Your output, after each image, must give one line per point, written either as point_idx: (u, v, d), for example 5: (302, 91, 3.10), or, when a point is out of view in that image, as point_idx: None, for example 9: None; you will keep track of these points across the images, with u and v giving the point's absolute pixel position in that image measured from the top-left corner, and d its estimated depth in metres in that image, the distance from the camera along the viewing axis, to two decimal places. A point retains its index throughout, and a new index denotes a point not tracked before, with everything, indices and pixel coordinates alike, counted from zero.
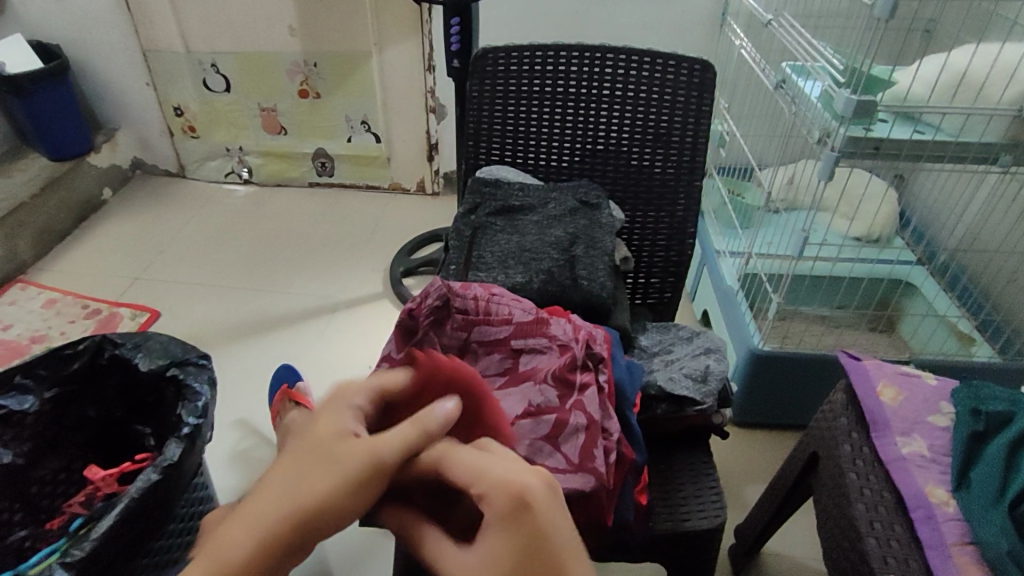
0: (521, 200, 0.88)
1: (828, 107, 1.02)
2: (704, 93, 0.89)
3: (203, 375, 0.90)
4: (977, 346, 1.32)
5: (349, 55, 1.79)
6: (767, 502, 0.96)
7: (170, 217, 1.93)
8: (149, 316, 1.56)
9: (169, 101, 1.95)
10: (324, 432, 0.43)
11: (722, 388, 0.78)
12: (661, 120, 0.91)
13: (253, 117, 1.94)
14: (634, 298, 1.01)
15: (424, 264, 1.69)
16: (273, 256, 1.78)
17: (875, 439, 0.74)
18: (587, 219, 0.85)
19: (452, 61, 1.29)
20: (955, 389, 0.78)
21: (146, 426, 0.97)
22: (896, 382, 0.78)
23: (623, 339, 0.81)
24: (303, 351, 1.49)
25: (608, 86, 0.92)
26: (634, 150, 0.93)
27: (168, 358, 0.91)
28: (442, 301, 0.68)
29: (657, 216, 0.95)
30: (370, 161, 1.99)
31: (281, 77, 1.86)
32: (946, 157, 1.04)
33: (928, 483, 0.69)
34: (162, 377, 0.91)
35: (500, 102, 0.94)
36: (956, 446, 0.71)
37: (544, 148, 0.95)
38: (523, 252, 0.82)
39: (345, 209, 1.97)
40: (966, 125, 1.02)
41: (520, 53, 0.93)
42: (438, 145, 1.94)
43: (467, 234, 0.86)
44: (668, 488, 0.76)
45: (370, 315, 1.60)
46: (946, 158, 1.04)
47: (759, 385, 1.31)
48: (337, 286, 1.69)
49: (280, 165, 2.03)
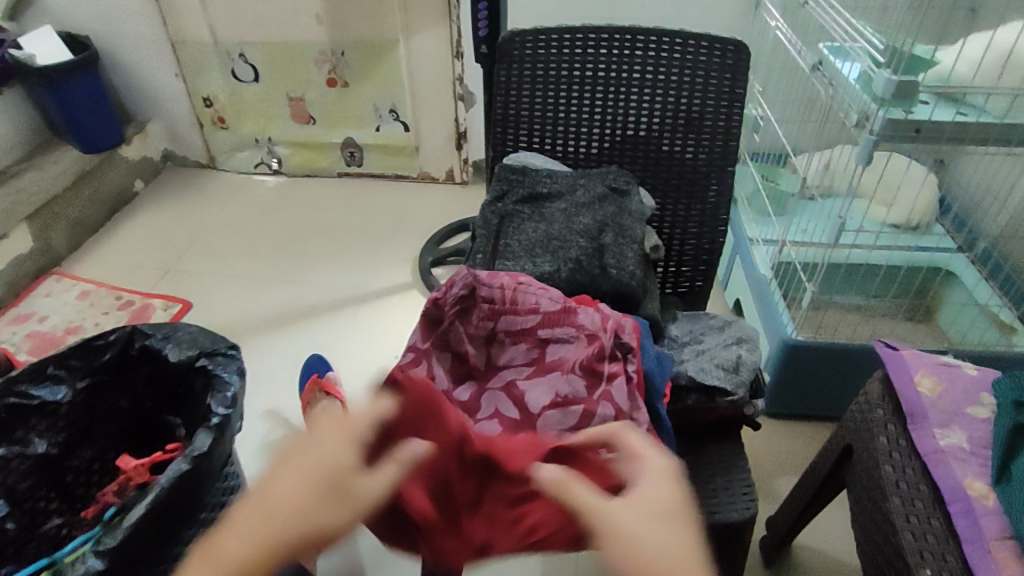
0: (549, 187, 0.87)
1: (867, 88, 1.00)
2: (738, 76, 0.87)
3: (231, 367, 0.91)
4: (1020, 336, 1.28)
5: (376, 44, 1.79)
6: (797, 496, 0.95)
7: (201, 208, 1.96)
8: (181, 307, 1.59)
9: (198, 93, 1.98)
10: (309, 461, 0.46)
11: (754, 379, 0.76)
12: (693, 104, 0.89)
13: (282, 107, 1.96)
14: (665, 288, 1.00)
15: (452, 254, 1.69)
16: (303, 246, 1.80)
17: (912, 431, 0.72)
18: (616, 206, 0.84)
19: (480, 46, 1.28)
20: (997, 379, 0.75)
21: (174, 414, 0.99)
22: (934, 372, 0.76)
23: (652, 329, 0.80)
24: (334, 340, 1.51)
25: (638, 69, 0.90)
26: (665, 136, 0.91)
27: (197, 349, 0.93)
28: (468, 290, 0.68)
29: (688, 203, 0.94)
30: (397, 151, 2.00)
31: (309, 67, 1.87)
32: (991, 141, 0.98)
33: (967, 475, 0.67)
34: (190, 368, 0.92)
35: (528, 86, 0.93)
36: (997, 439, 0.68)
37: (572, 133, 0.94)
38: (550, 240, 0.80)
39: (374, 199, 1.98)
40: (1012, 107, 0.97)
41: (548, 36, 0.91)
42: (466, 134, 1.93)
43: (494, 223, 0.85)
44: (698, 479, 0.75)
45: (398, 305, 1.61)
46: (991, 143, 0.99)
47: (790, 376, 1.29)
48: (365, 276, 1.70)
49: (308, 155, 2.04)
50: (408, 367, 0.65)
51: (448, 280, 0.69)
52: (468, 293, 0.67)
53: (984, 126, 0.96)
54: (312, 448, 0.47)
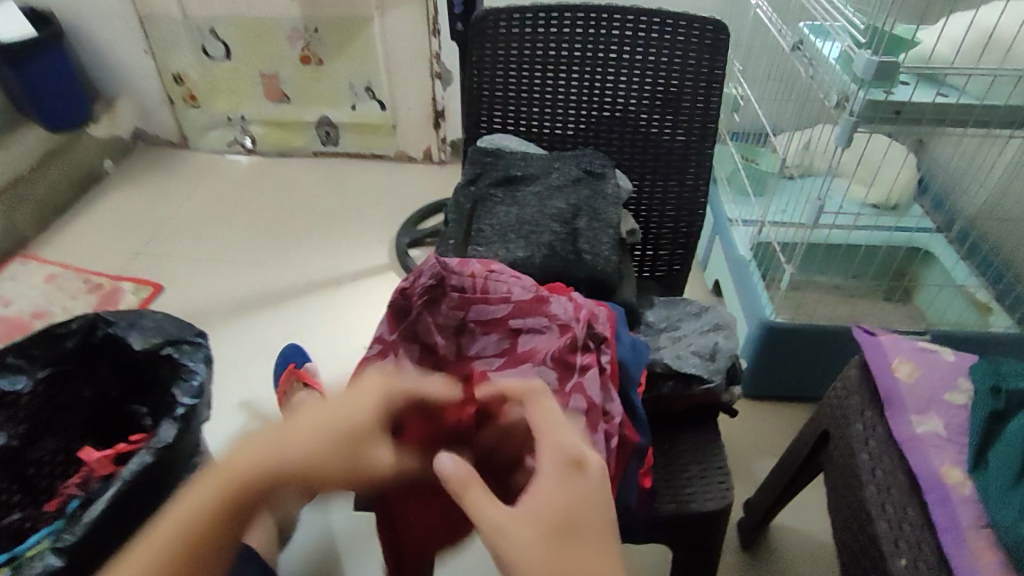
0: (523, 170, 0.85)
1: (847, 69, 0.99)
2: (717, 55, 0.85)
3: (198, 355, 0.89)
4: (995, 316, 1.29)
5: (351, 20, 1.74)
6: (772, 479, 0.95)
7: (173, 188, 1.91)
8: (152, 291, 1.55)
9: (168, 69, 1.91)
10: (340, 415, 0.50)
11: (731, 366, 0.75)
12: (671, 85, 0.87)
13: (255, 85, 1.90)
14: (642, 271, 0.98)
15: (430, 236, 1.66)
16: (278, 228, 1.76)
17: (889, 418, 0.71)
18: (591, 189, 0.81)
19: (455, 23, 1.24)
20: (973, 365, 0.74)
21: (141, 404, 0.97)
22: (913, 357, 0.75)
23: (628, 316, 0.78)
24: (310, 325, 1.48)
25: (615, 48, 0.87)
26: (643, 117, 0.89)
27: (163, 337, 0.90)
28: (436, 280, 0.65)
29: (666, 186, 0.92)
30: (374, 130, 1.96)
31: (281, 44, 1.81)
32: (970, 124, 0.98)
33: (944, 463, 0.66)
34: (156, 356, 0.90)
35: (502, 66, 0.90)
36: (975, 426, 0.68)
37: (547, 115, 0.92)
38: (523, 226, 0.78)
39: (351, 179, 1.94)
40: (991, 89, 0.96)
41: (523, 13, 0.88)
42: (444, 112, 1.90)
43: (466, 207, 0.82)
44: (673, 467, 0.74)
45: (375, 287, 1.58)
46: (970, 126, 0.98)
47: (769, 359, 1.29)
48: (341, 258, 1.67)
49: (282, 134, 1.99)
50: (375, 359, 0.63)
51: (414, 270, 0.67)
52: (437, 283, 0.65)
53: (963, 107, 0.95)
54: (347, 400, 0.51)
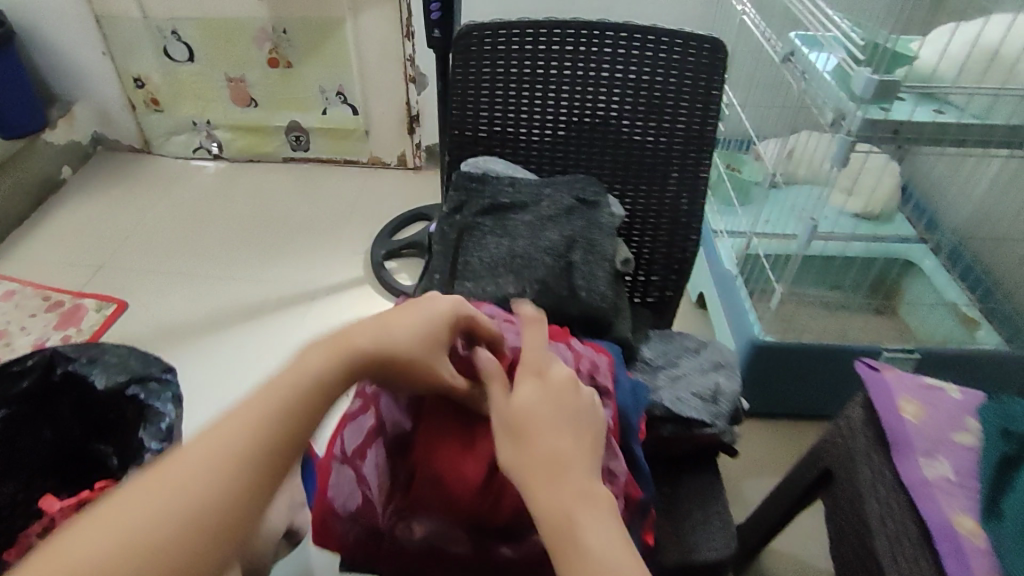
0: (511, 197, 0.80)
1: (844, 84, 0.95)
2: (712, 77, 0.81)
3: (165, 394, 0.82)
4: (982, 332, 1.28)
5: (321, 22, 1.67)
6: (769, 511, 0.92)
7: (136, 197, 1.82)
8: (115, 308, 1.47)
9: (128, 72, 1.82)
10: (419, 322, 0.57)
11: (733, 409, 0.72)
12: (664, 107, 0.83)
13: (221, 89, 1.82)
14: (633, 296, 0.95)
15: (406, 246, 1.60)
16: (247, 239, 1.69)
17: (897, 461, 0.69)
18: (584, 219, 0.77)
19: (434, 30, 1.19)
20: (980, 405, 0.72)
21: (104, 445, 0.90)
22: (918, 397, 0.73)
23: (624, 353, 0.74)
24: (282, 344, 1.41)
25: (606, 67, 0.83)
26: (635, 139, 0.85)
27: (128, 374, 0.83)
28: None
29: (658, 211, 0.88)
30: (346, 135, 1.89)
31: (248, 46, 1.73)
32: (968, 143, 0.95)
33: (955, 511, 0.63)
34: (121, 396, 0.83)
35: (487, 85, 0.85)
36: (985, 470, 0.65)
37: (537, 136, 0.87)
38: (513, 259, 0.74)
39: (323, 186, 1.87)
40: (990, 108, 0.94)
41: (509, 30, 0.83)
42: (419, 117, 1.84)
43: (452, 237, 0.77)
44: (676, 514, 0.70)
45: (350, 302, 1.52)
46: (968, 144, 0.95)
47: (758, 376, 1.26)
48: (314, 271, 1.60)
49: (251, 139, 1.91)
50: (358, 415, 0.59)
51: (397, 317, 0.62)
52: None
53: (960, 126, 0.93)
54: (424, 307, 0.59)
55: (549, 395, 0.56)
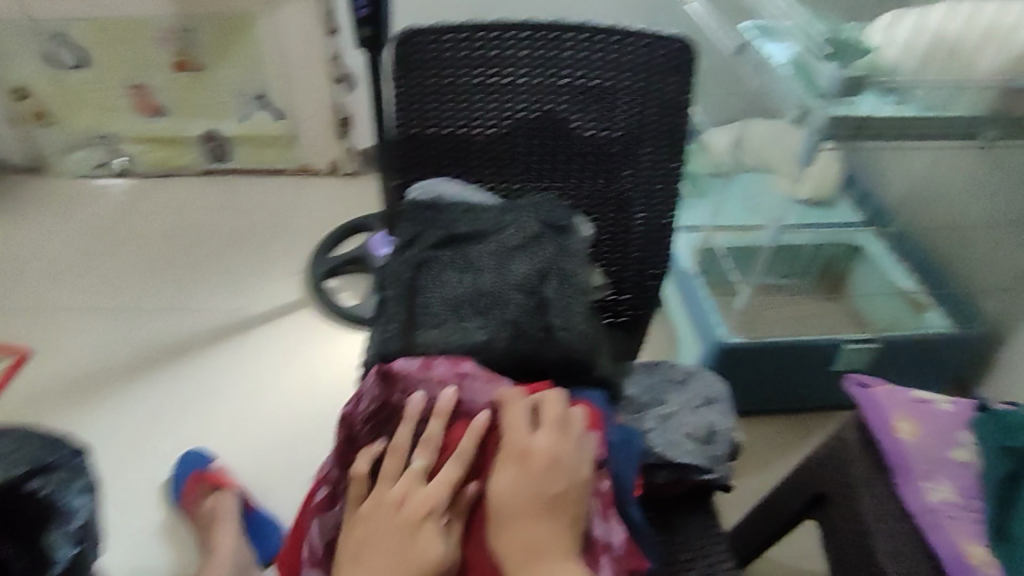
0: (470, 225, 0.71)
1: (802, 75, 0.91)
2: (681, 80, 0.75)
3: (77, 484, 0.69)
4: (930, 314, 1.26)
5: (232, 19, 1.52)
6: (759, 531, 0.88)
7: (32, 224, 1.62)
8: (16, 357, 1.30)
9: (10, 82, 1.61)
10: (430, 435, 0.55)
11: (731, 448, 0.66)
12: (632, 115, 0.76)
13: (122, 97, 1.64)
14: (604, 317, 0.88)
15: (348, 263, 1.48)
16: (165, 263, 1.53)
17: (899, 487, 0.67)
18: (554, 244, 0.69)
19: (362, 29, 1.08)
20: (973, 414, 0.71)
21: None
22: (912, 413, 0.70)
23: (608, 394, 0.67)
24: (219, 382, 1.29)
25: (567, 72, 0.75)
26: (601, 150, 0.78)
27: (25, 466, 0.66)
28: (378, 404, 0.57)
29: (628, 225, 0.81)
30: (270, 142, 1.74)
31: (151, 49, 1.56)
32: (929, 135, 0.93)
33: (964, 540, 0.62)
34: (13, 494, 0.65)
35: (435, 96, 0.76)
36: (987, 490, 0.65)
37: (492, 152, 0.78)
38: (479, 297, 0.65)
39: (249, 199, 1.72)
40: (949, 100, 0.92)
41: (456, 33, 0.74)
42: (350, 119, 1.71)
43: (407, 275, 0.67)
44: (677, 570, 0.64)
45: (291, 329, 1.39)
46: (928, 136, 0.94)
47: (727, 378, 1.22)
48: (248, 296, 1.47)
49: (162, 151, 1.73)
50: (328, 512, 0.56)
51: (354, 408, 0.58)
52: (381, 404, 0.57)
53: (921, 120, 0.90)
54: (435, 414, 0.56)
55: (534, 476, 0.51)
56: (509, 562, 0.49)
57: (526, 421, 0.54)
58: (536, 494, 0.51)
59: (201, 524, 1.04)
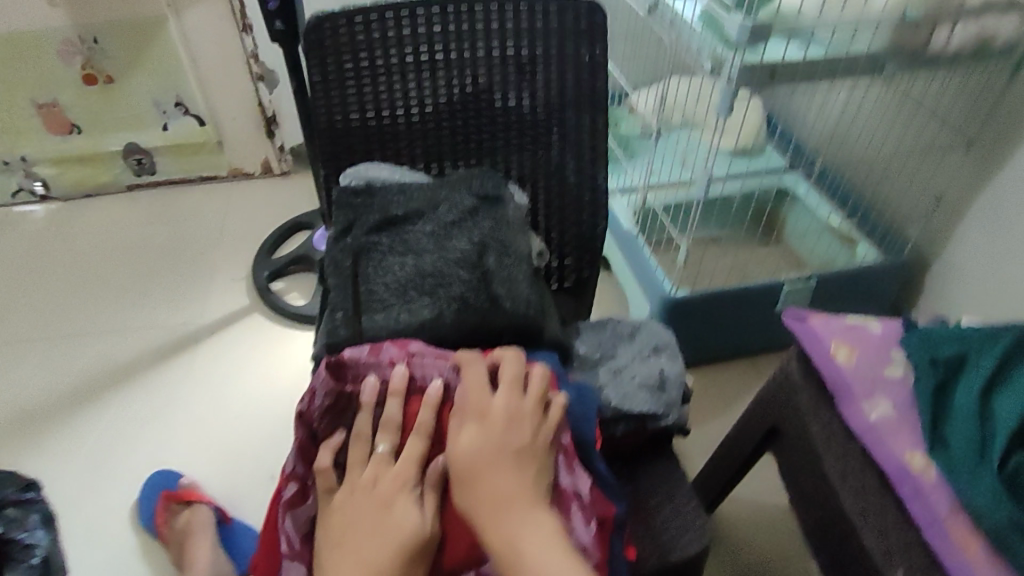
0: (404, 207, 0.71)
1: (712, 28, 0.94)
2: (595, 41, 0.75)
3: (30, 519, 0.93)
4: (861, 249, 1.34)
5: (139, 25, 1.46)
6: (721, 471, 0.92)
7: None
8: None
9: None
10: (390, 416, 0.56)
11: (682, 393, 0.69)
12: (550, 80, 0.77)
13: (30, 118, 1.56)
14: (551, 284, 0.90)
15: (292, 263, 1.46)
16: (99, 286, 1.47)
17: (842, 409, 0.70)
18: (490, 218, 0.70)
19: (275, 22, 1.05)
20: (903, 334, 0.75)
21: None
22: (847, 338, 0.74)
23: (560, 356, 0.69)
24: (173, 401, 1.26)
25: (482, 45, 0.75)
26: (526, 118, 0.79)
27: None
28: (333, 396, 0.56)
29: (561, 190, 0.83)
30: (196, 150, 1.68)
31: (55, 64, 1.49)
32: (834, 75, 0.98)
33: (906, 450, 0.65)
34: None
35: (353, 82, 0.75)
36: (922, 401, 0.68)
37: (419, 132, 0.79)
38: (423, 277, 0.66)
39: (181, 210, 1.67)
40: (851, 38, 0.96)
41: (366, 16, 0.73)
42: (275, 118, 1.67)
43: (348, 264, 0.67)
44: (645, 517, 0.67)
45: (241, 337, 1.37)
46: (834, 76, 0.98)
47: (679, 332, 1.26)
48: (192, 309, 1.43)
49: (81, 171, 1.66)
50: (296, 505, 0.55)
51: (305, 407, 0.56)
52: (335, 396, 0.56)
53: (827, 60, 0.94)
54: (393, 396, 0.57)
55: (494, 432, 0.53)
56: (477, 516, 0.50)
57: (483, 382, 0.56)
58: (497, 449, 0.52)
59: (174, 542, 1.03)
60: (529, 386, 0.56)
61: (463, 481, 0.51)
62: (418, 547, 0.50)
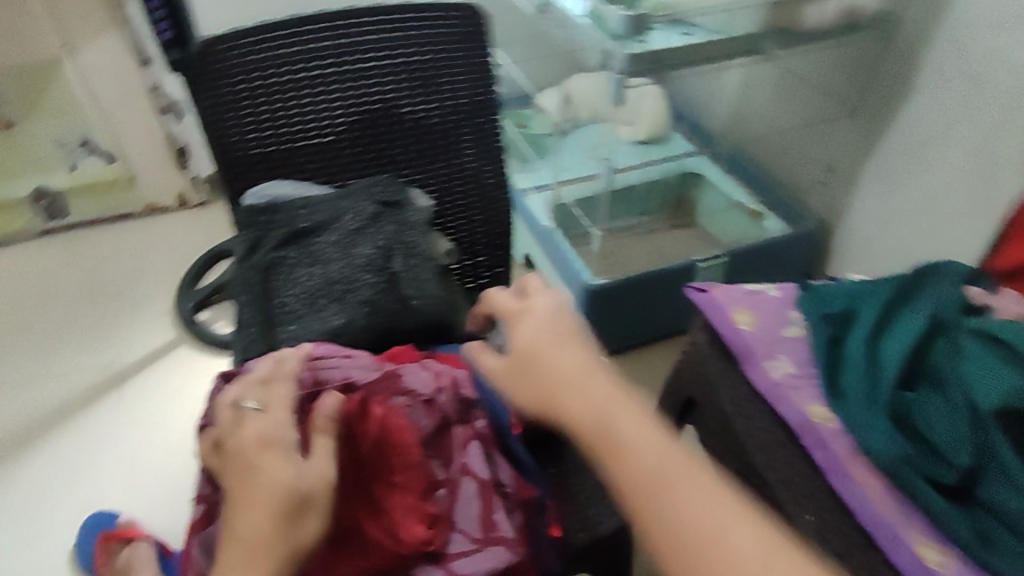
0: (308, 220, 0.73)
1: (599, 26, 0.97)
2: (477, 43, 0.81)
3: None
4: (767, 220, 1.40)
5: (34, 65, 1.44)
6: None
7: None
8: None
9: None
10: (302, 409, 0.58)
11: None
12: (442, 85, 0.81)
13: None
14: (466, 283, 0.92)
15: (217, 291, 1.44)
16: (15, 337, 1.42)
17: (748, 372, 0.74)
18: (395, 223, 0.73)
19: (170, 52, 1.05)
20: (797, 295, 0.80)
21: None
22: (748, 305, 0.79)
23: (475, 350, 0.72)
24: (105, 444, 1.22)
25: (374, 56, 0.78)
26: (424, 124, 0.82)
27: None
28: (234, 405, 0.60)
29: (465, 191, 0.87)
30: (108, 187, 1.62)
31: None
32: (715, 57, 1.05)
33: (806, 404, 0.70)
34: None
35: (248, 103, 0.76)
36: (818, 355, 0.73)
37: (321, 147, 0.80)
38: (331, 285, 0.69)
39: (96, 249, 1.61)
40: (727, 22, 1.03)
41: (254, 37, 0.74)
42: (188, 149, 1.63)
43: (256, 278, 0.71)
44: (569, 493, 0.69)
45: (170, 372, 1.34)
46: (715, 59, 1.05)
47: (603, 318, 1.30)
48: (116, 349, 1.39)
49: None
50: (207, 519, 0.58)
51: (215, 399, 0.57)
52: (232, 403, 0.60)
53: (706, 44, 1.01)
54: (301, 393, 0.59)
55: (544, 318, 0.57)
56: (548, 389, 0.52)
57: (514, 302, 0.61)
58: (558, 330, 0.56)
59: None
60: (559, 291, 0.61)
61: (532, 361, 0.54)
62: (295, 497, 0.49)
